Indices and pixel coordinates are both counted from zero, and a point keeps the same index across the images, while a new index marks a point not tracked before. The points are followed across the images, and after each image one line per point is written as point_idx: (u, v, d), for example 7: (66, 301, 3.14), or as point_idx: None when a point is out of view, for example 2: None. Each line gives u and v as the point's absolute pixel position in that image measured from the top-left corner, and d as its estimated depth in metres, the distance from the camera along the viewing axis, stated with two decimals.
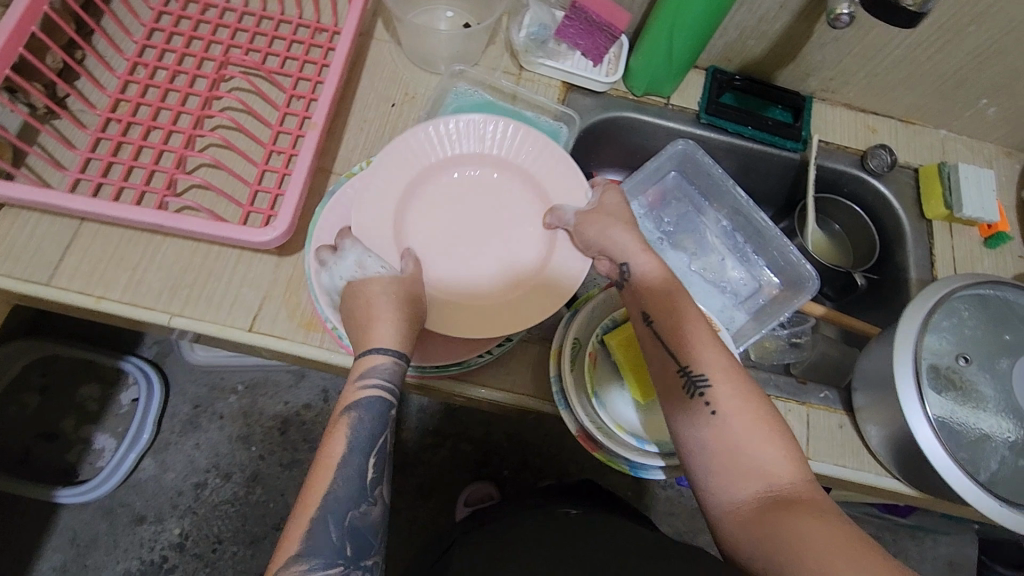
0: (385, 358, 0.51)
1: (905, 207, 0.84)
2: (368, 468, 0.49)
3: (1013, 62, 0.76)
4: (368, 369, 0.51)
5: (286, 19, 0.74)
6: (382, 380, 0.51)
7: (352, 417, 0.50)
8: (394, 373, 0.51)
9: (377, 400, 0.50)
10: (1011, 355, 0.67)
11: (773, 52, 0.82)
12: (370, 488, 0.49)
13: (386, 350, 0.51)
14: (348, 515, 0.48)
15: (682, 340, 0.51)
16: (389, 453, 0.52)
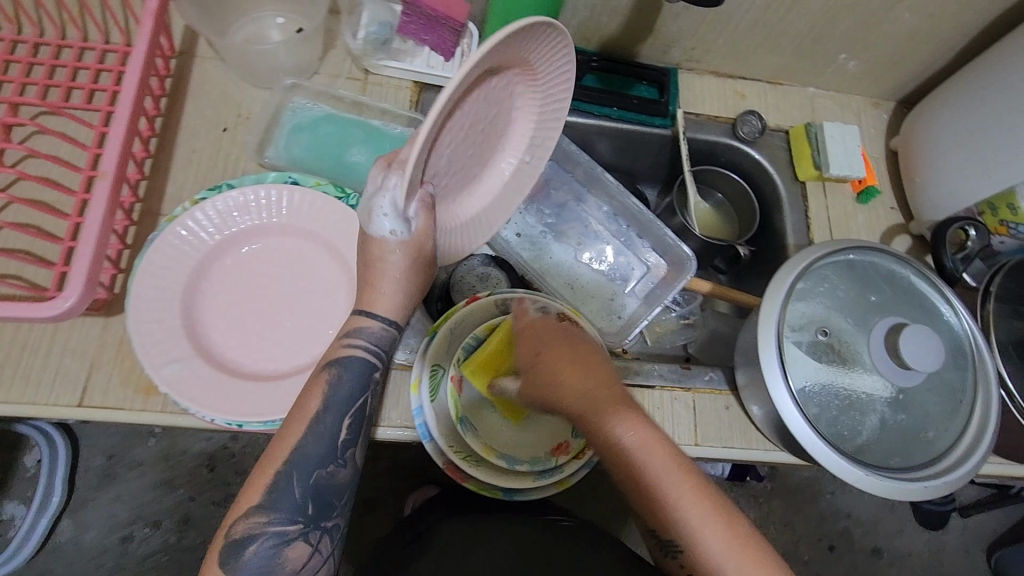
0: (374, 324, 0.50)
1: (780, 172, 0.84)
2: (342, 429, 0.48)
3: (860, 16, 0.75)
4: (356, 330, 0.50)
5: (87, 47, 0.69)
6: (370, 343, 0.50)
7: (334, 373, 0.49)
8: (385, 337, 0.50)
9: (361, 363, 0.50)
10: (879, 316, 0.67)
11: (628, 28, 0.78)
12: (342, 450, 0.48)
13: (377, 317, 0.50)
14: (314, 474, 0.47)
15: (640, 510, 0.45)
16: (368, 417, 0.51)
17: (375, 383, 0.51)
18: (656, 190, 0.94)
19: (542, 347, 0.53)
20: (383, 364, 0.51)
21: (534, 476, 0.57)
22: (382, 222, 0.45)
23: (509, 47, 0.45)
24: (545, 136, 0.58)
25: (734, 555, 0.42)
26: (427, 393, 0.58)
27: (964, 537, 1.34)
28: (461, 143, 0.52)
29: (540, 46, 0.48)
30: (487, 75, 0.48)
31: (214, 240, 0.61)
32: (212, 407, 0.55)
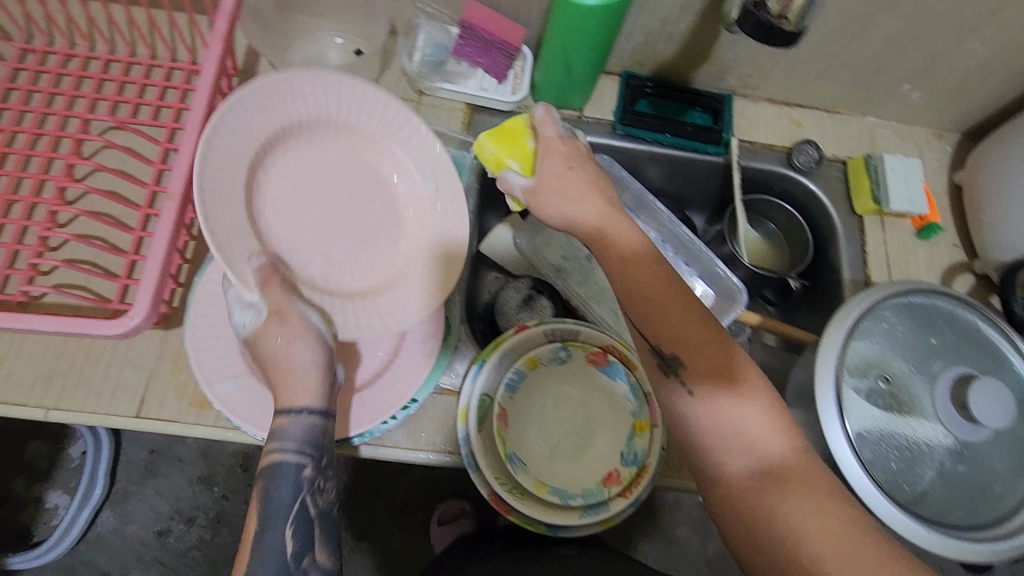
0: (288, 421, 0.49)
1: (835, 203, 0.81)
2: (290, 540, 0.47)
3: (929, 46, 0.72)
4: (278, 432, 0.49)
5: (156, 64, 0.70)
6: (291, 443, 0.49)
7: (265, 487, 0.48)
8: (304, 430, 0.49)
9: (291, 465, 0.49)
10: (941, 360, 0.64)
11: (684, 54, 0.77)
12: (296, 561, 0.47)
13: (292, 411, 0.49)
14: None
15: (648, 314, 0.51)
16: (320, 516, 0.50)
17: (309, 482, 0.49)
18: (704, 217, 0.92)
19: (585, 178, 0.59)
20: (313, 459, 0.50)
21: (580, 512, 0.55)
22: (240, 317, 0.53)
23: (276, 111, 0.53)
24: (423, 146, 0.59)
25: (747, 400, 0.47)
26: (474, 422, 0.57)
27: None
28: (346, 211, 0.59)
29: (319, 98, 0.55)
30: (297, 144, 0.56)
31: None
32: (264, 427, 0.56)
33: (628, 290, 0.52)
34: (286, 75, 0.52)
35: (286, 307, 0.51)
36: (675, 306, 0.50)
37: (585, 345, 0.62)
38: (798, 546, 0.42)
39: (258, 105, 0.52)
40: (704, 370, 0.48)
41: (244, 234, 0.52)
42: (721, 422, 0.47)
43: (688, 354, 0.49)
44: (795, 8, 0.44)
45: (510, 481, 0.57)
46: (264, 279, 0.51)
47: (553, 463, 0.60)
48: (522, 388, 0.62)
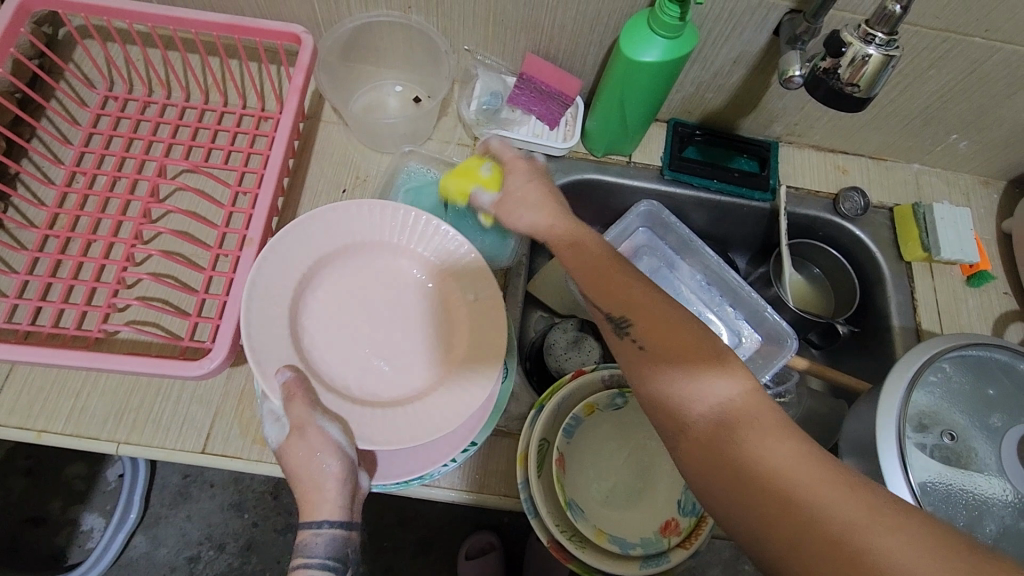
0: (312, 535, 0.50)
1: (882, 250, 0.82)
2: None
3: (979, 100, 0.73)
4: (303, 547, 0.50)
5: (229, 111, 0.73)
6: (317, 557, 0.49)
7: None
8: (329, 543, 0.50)
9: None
10: (1000, 412, 0.64)
11: (732, 104, 0.79)
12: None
13: (316, 525, 0.50)
14: None
15: (604, 288, 0.53)
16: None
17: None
18: (746, 259, 0.93)
19: (540, 215, 0.60)
20: (340, 571, 0.50)
21: (640, 562, 0.55)
22: (269, 429, 0.56)
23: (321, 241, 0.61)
24: (420, 228, 0.63)
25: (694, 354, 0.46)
26: (533, 467, 0.58)
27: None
28: (386, 323, 0.62)
29: (361, 228, 0.63)
30: (340, 268, 0.62)
31: None
32: None
33: (589, 271, 0.54)
34: (331, 207, 0.62)
35: (307, 421, 0.52)
36: (625, 283, 0.52)
37: None
38: (770, 490, 0.39)
39: (302, 236, 0.60)
40: (653, 326, 0.49)
41: (285, 348, 0.56)
42: (681, 371, 0.45)
43: (638, 316, 0.49)
44: (866, 77, 0.45)
45: (569, 528, 0.56)
46: (287, 394, 0.53)
47: (609, 510, 0.60)
48: (580, 432, 0.62)
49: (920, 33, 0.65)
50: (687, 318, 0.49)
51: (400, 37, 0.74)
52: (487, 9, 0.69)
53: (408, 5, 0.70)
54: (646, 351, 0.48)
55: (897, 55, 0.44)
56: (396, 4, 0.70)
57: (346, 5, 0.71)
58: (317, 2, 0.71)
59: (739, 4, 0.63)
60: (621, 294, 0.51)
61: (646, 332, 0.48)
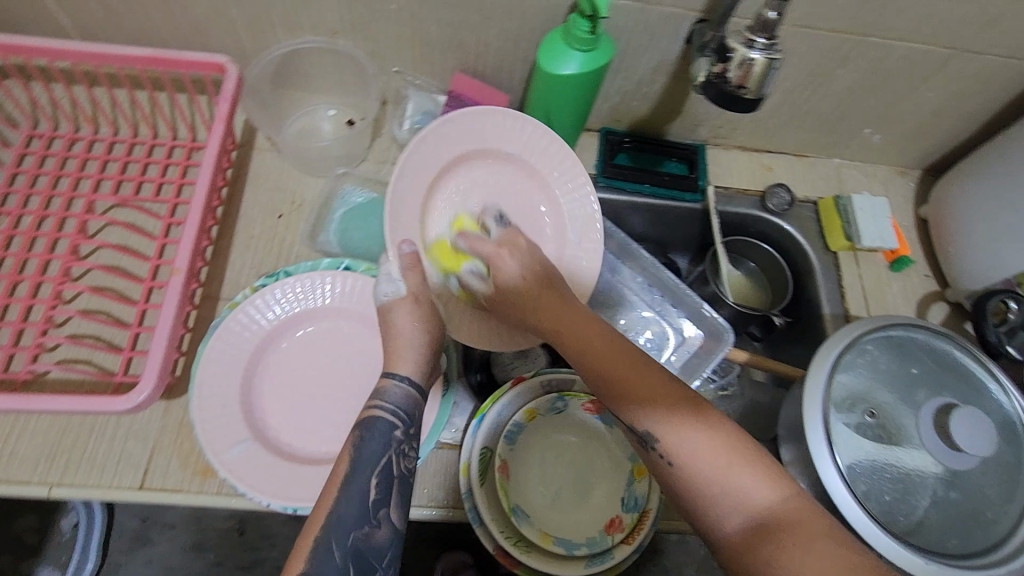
0: (395, 383, 0.53)
1: (810, 242, 0.86)
2: (373, 490, 0.48)
3: (885, 96, 0.77)
4: (379, 393, 0.53)
5: (158, 143, 0.74)
6: (390, 403, 0.52)
7: (358, 435, 0.50)
8: (402, 397, 0.53)
9: (383, 422, 0.51)
10: (925, 387, 0.66)
11: (657, 111, 0.82)
12: (375, 510, 0.48)
13: (399, 377, 0.54)
14: (352, 536, 0.46)
15: (619, 391, 0.49)
16: (400, 477, 0.50)
17: (399, 442, 0.51)
18: (687, 259, 0.95)
19: (525, 259, 0.60)
20: (405, 423, 0.52)
21: (586, 561, 0.56)
22: (382, 287, 0.60)
23: (478, 136, 0.68)
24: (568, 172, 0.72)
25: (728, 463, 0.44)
26: (476, 476, 0.58)
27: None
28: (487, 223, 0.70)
29: (530, 140, 0.70)
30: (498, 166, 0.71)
31: (273, 323, 0.64)
32: (270, 492, 0.56)
33: (599, 364, 0.50)
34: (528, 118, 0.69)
35: (419, 292, 0.60)
36: (637, 380, 0.49)
37: (580, 394, 0.64)
38: None
39: (456, 129, 0.66)
40: (680, 437, 0.45)
41: (410, 224, 0.64)
42: (718, 484, 0.43)
43: (663, 424, 0.46)
44: (754, 78, 0.48)
45: (515, 534, 0.57)
46: (410, 263, 0.60)
47: (555, 512, 0.61)
48: (523, 440, 0.63)
49: (822, 36, 0.68)
50: (710, 406, 0.47)
51: (329, 61, 0.75)
52: (411, 31, 0.70)
53: (333, 31, 0.70)
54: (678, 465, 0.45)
55: (779, 57, 0.47)
56: (322, 30, 0.70)
57: (272, 33, 0.72)
58: (243, 32, 0.71)
59: (651, 16, 0.66)
60: (635, 393, 0.48)
61: (674, 443, 0.45)
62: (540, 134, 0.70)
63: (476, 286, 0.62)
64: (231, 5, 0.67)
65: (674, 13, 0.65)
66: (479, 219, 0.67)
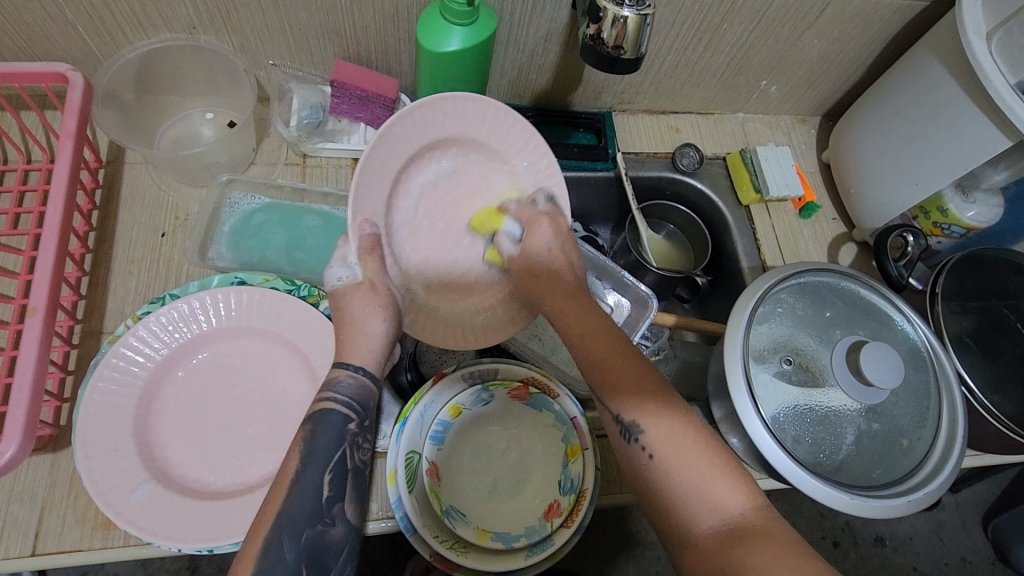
0: (351, 374, 0.48)
1: (723, 198, 0.86)
2: (327, 485, 0.45)
3: (775, 46, 0.77)
4: (332, 383, 0.48)
5: (8, 169, 0.66)
6: (343, 395, 0.47)
7: (310, 429, 0.46)
8: (358, 388, 0.48)
9: (336, 415, 0.46)
10: (840, 327, 0.68)
11: (557, 82, 0.80)
12: (330, 505, 0.45)
13: (354, 367, 0.48)
14: (305, 535, 0.43)
15: (610, 380, 0.48)
16: (355, 471, 0.47)
17: (352, 436, 0.47)
18: (609, 230, 0.94)
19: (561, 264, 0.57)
20: (360, 416, 0.48)
21: (525, 552, 0.55)
22: (334, 270, 0.52)
23: (442, 124, 0.57)
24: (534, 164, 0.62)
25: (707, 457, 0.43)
26: (405, 483, 0.55)
27: (932, 528, 1.33)
28: (438, 213, 0.61)
29: (492, 123, 0.60)
30: (456, 151, 0.60)
31: (163, 353, 0.59)
32: (175, 537, 0.51)
33: (599, 365, 0.48)
34: (500, 107, 0.59)
35: (378, 279, 0.51)
36: (632, 373, 0.47)
37: (504, 382, 0.62)
38: None
39: (412, 120, 0.54)
40: (665, 435, 0.44)
41: (375, 205, 0.53)
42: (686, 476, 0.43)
43: (648, 420, 0.45)
44: (629, 38, 0.48)
45: (450, 537, 0.55)
46: (367, 248, 0.51)
47: (491, 508, 0.59)
48: (450, 439, 0.61)
49: None
50: (681, 406, 0.46)
51: (194, 59, 0.68)
52: (278, 19, 0.64)
53: (191, 25, 0.64)
54: (657, 460, 0.44)
55: (649, 13, 0.47)
56: (178, 26, 0.64)
57: (121, 34, 0.64)
58: (86, 35, 0.64)
59: None
60: (624, 387, 0.47)
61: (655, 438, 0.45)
62: (501, 112, 0.59)
63: (512, 251, 0.59)
64: (63, 6, 0.60)
65: None
66: (528, 196, 0.62)
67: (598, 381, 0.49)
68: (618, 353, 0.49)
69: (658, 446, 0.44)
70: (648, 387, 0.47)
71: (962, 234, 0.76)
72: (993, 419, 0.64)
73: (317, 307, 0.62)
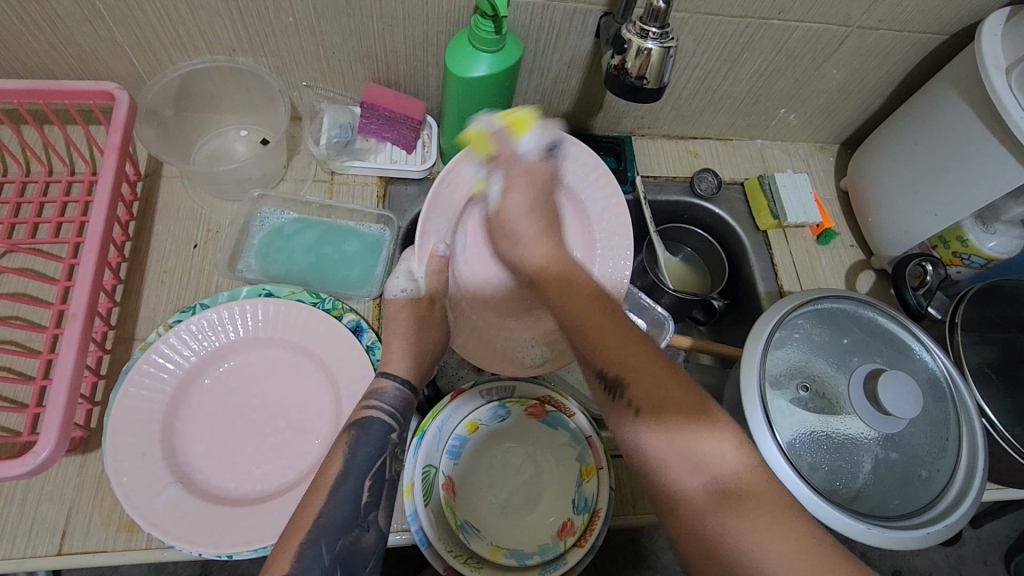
0: (395, 386, 0.53)
1: (740, 223, 0.87)
2: (364, 492, 0.46)
3: (795, 76, 0.79)
4: (376, 394, 0.53)
5: (53, 180, 0.69)
6: (387, 404, 0.52)
7: (354, 435, 0.49)
8: (399, 399, 0.53)
9: (380, 423, 0.50)
10: (858, 352, 0.68)
11: (579, 106, 0.82)
12: (365, 512, 0.46)
13: (396, 380, 0.54)
14: (341, 540, 0.43)
15: (592, 339, 0.48)
16: (391, 482, 0.49)
17: (394, 445, 0.50)
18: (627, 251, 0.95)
19: (539, 228, 0.58)
20: (401, 426, 0.52)
21: (539, 570, 0.55)
22: (396, 283, 0.61)
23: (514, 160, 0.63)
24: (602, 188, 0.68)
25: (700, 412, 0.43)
26: (421, 496, 0.56)
27: (951, 563, 1.30)
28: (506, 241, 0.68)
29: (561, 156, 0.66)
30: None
31: (193, 360, 0.61)
32: (197, 542, 0.52)
33: (578, 325, 0.49)
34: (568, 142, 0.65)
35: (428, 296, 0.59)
36: (614, 327, 0.48)
37: (522, 400, 0.63)
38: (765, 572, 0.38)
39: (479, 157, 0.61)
40: (650, 386, 0.45)
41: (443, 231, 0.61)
42: (685, 435, 0.42)
43: (633, 372, 0.45)
44: (652, 69, 0.50)
45: (464, 552, 0.56)
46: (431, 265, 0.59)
47: (505, 524, 0.60)
48: (466, 454, 0.62)
49: (725, 22, 0.69)
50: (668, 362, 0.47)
51: (232, 79, 0.72)
52: (314, 42, 0.67)
53: (232, 48, 0.67)
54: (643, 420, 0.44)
55: (672, 45, 0.49)
56: (219, 48, 0.67)
57: (165, 55, 0.68)
58: (132, 54, 0.67)
59: (556, 12, 0.65)
60: (608, 350, 0.47)
61: (643, 396, 0.44)
62: (575, 146, 0.66)
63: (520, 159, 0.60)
64: (113, 28, 0.63)
65: (577, 9, 0.65)
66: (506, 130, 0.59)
67: (581, 344, 0.49)
68: (596, 314, 0.49)
69: (642, 400, 0.44)
70: (632, 341, 0.47)
71: (982, 265, 0.75)
72: (1013, 452, 0.64)
73: (340, 321, 0.64)
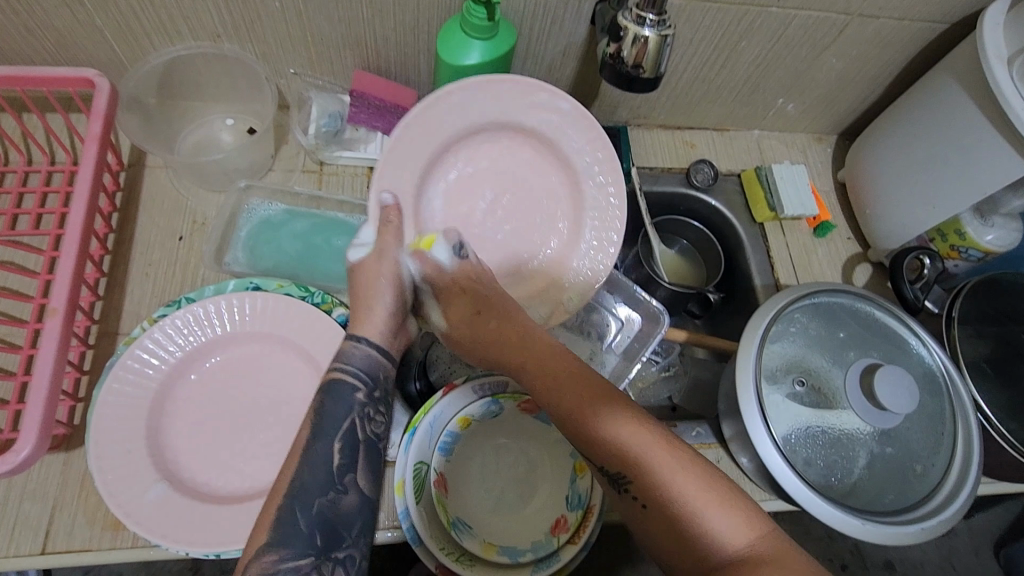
0: (364, 347, 0.51)
1: (736, 215, 0.86)
2: (336, 454, 0.46)
3: (793, 65, 0.77)
4: (343, 356, 0.50)
5: (32, 170, 0.67)
6: (355, 365, 0.50)
7: (320, 401, 0.47)
8: (367, 359, 0.50)
9: (347, 386, 0.48)
10: (855, 346, 0.67)
11: (574, 95, 0.80)
12: (340, 475, 0.45)
13: (367, 341, 0.51)
14: (316, 504, 0.43)
15: (580, 430, 0.46)
16: (365, 443, 0.47)
17: (361, 405, 0.48)
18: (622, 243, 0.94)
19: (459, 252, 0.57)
20: (369, 387, 0.49)
21: (532, 567, 0.55)
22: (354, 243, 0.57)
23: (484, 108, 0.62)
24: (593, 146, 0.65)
25: (707, 492, 0.40)
26: (412, 493, 0.55)
27: (942, 555, 1.30)
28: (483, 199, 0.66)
29: (537, 108, 0.63)
30: (506, 133, 0.65)
31: (178, 355, 0.59)
32: (189, 541, 0.52)
33: (564, 415, 0.47)
34: (543, 89, 0.61)
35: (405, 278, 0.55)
36: (600, 407, 0.45)
37: (515, 395, 0.62)
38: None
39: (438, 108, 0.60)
40: (652, 474, 0.42)
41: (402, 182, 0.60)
42: (689, 520, 0.40)
43: (630, 459, 0.43)
44: (648, 57, 0.48)
45: (456, 549, 0.55)
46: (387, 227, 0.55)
47: (498, 521, 0.59)
48: (458, 449, 0.61)
49: (723, 9, 0.67)
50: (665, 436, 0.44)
51: (217, 66, 0.70)
52: (301, 28, 0.65)
53: (216, 34, 0.65)
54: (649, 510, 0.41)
55: (670, 33, 0.47)
56: (203, 34, 0.65)
57: (146, 41, 0.65)
58: (112, 39, 0.65)
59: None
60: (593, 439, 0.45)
61: (644, 487, 0.42)
62: (547, 91, 0.62)
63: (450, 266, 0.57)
64: (91, 12, 0.61)
65: None
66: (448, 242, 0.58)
67: (569, 429, 0.47)
68: (580, 396, 0.47)
69: (646, 494, 0.41)
70: (624, 421, 0.44)
71: (980, 258, 0.75)
72: (1009, 448, 0.63)
73: (330, 315, 0.63)
